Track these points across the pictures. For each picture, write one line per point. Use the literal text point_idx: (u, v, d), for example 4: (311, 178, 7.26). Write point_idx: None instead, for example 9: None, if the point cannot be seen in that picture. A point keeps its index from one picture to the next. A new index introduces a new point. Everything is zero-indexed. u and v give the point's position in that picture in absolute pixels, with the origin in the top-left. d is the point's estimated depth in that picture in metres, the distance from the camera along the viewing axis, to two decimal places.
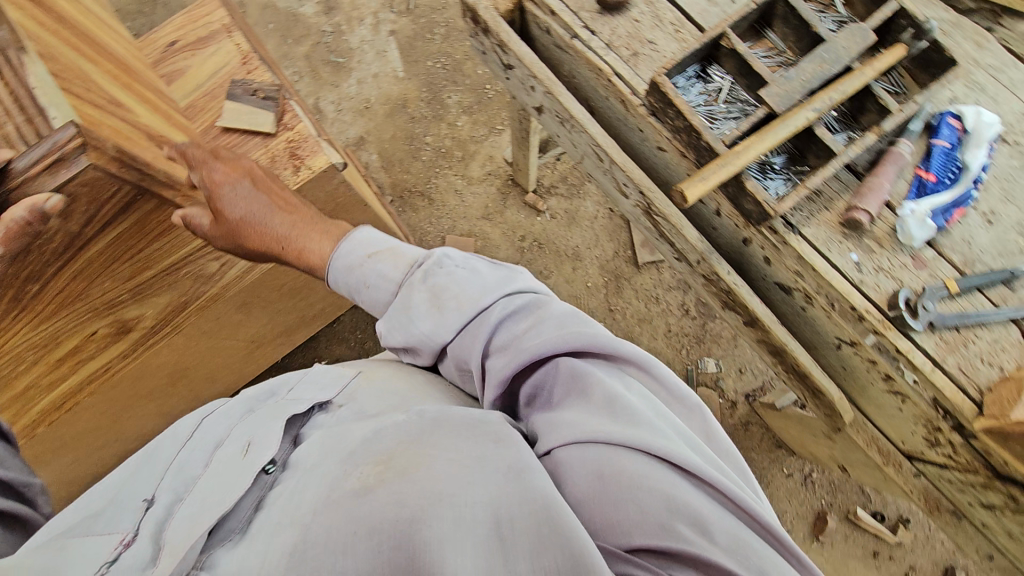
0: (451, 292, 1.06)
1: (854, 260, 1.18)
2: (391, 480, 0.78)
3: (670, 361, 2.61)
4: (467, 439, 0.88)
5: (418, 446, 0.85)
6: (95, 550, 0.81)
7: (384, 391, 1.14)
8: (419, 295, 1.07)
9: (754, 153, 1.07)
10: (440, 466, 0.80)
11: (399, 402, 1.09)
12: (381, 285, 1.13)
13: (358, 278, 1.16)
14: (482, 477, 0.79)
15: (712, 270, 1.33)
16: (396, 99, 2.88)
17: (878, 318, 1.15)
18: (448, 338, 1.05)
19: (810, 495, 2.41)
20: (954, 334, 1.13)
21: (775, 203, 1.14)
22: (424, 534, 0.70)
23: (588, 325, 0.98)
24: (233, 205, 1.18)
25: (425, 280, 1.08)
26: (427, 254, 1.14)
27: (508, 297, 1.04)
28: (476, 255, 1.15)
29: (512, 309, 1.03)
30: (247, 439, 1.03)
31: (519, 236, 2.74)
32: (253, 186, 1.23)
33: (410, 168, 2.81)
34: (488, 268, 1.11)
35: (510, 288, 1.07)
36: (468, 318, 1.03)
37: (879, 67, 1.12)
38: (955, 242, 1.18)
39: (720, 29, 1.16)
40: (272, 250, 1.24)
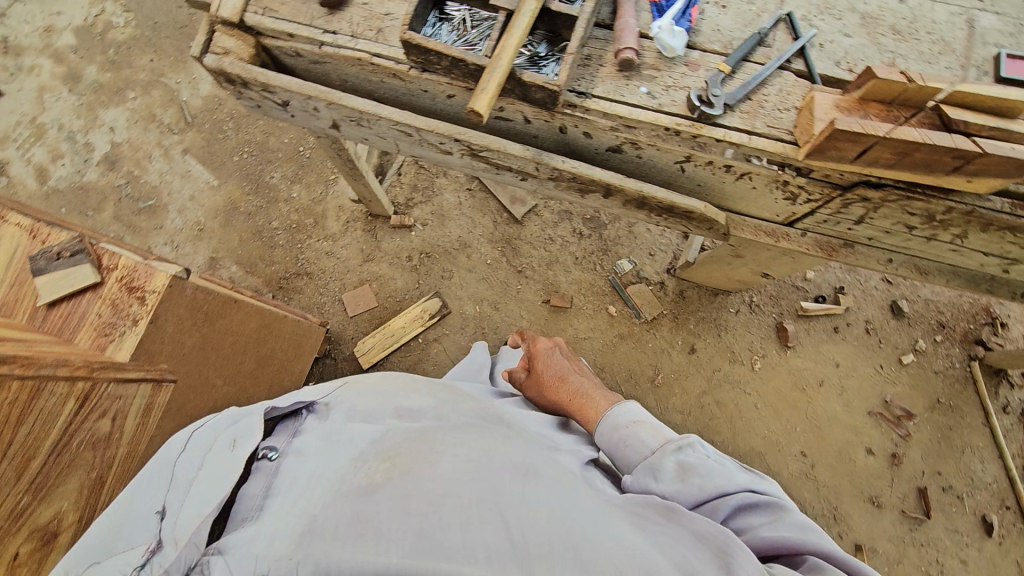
0: (699, 474, 1.22)
1: (646, 91, 1.32)
2: (397, 477, 1.04)
3: (593, 281, 2.75)
4: (465, 446, 1.16)
5: (417, 450, 1.12)
6: (129, 558, 1.02)
7: (382, 404, 1.38)
8: (666, 467, 1.25)
9: (511, 49, 1.16)
10: (440, 464, 1.08)
11: (396, 411, 1.35)
12: (639, 449, 1.35)
13: (621, 439, 1.40)
14: (484, 467, 1.09)
15: (551, 168, 1.43)
16: (224, 205, 2.82)
17: (689, 125, 1.30)
18: (681, 506, 1.20)
19: (761, 317, 2.68)
20: (749, 103, 1.31)
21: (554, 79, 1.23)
22: (432, 504, 1.00)
23: (808, 527, 1.11)
24: (549, 365, 1.77)
25: (678, 463, 1.26)
26: (683, 438, 1.31)
27: (750, 496, 1.18)
28: (727, 458, 1.29)
29: (751, 506, 1.17)
30: (244, 423, 1.29)
31: (406, 257, 2.76)
32: (566, 359, 1.81)
33: (274, 258, 2.75)
34: (737, 469, 1.26)
35: (753, 488, 1.20)
36: (707, 498, 1.18)
37: None
38: (708, 36, 1.35)
39: None
40: (562, 399, 1.65)
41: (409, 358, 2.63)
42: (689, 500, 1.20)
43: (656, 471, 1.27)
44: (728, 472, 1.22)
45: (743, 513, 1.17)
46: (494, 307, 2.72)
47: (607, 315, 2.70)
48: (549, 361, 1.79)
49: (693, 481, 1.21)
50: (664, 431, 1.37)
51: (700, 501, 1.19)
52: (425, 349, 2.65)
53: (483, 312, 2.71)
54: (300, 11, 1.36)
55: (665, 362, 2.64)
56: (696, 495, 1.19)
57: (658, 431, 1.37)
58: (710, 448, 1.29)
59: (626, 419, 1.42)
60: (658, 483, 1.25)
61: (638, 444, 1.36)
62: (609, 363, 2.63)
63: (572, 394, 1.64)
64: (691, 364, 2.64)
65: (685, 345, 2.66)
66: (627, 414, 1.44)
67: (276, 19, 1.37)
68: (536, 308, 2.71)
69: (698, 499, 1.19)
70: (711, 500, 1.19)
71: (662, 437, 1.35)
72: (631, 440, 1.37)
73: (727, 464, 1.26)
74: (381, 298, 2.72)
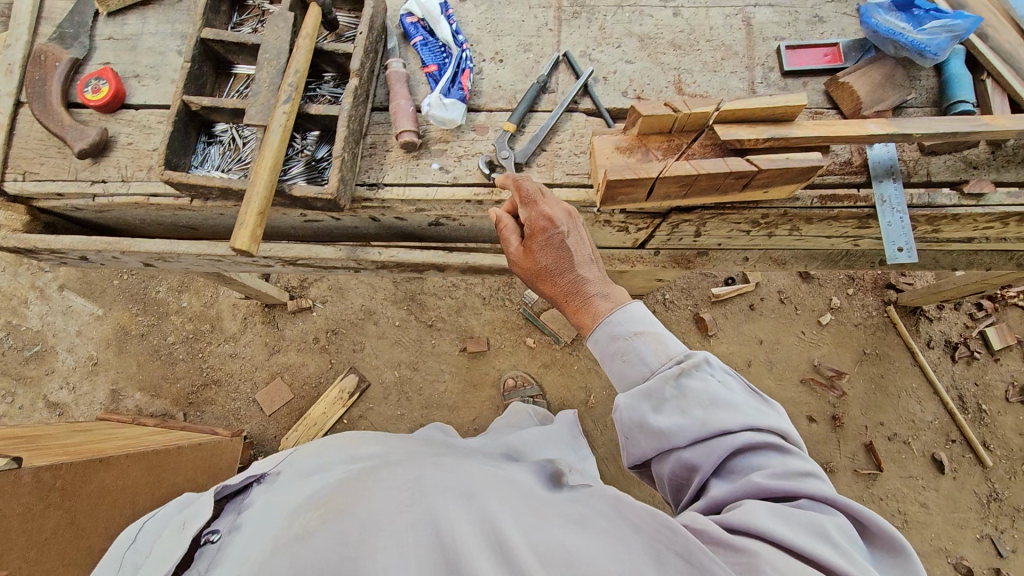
0: (697, 404, 0.91)
1: (439, 168, 1.26)
2: (331, 523, 0.79)
3: (505, 317, 2.70)
4: (422, 473, 0.91)
5: (360, 496, 0.85)
6: None
7: (338, 456, 1.13)
8: (661, 395, 0.94)
9: (268, 170, 1.08)
10: (389, 503, 0.82)
11: (352, 460, 1.10)
12: (632, 366, 1.01)
13: (616, 349, 1.03)
14: (451, 504, 0.81)
15: (370, 260, 1.35)
16: (114, 333, 2.68)
17: (487, 191, 1.24)
18: (672, 447, 0.91)
19: (678, 312, 2.67)
20: (544, 155, 1.26)
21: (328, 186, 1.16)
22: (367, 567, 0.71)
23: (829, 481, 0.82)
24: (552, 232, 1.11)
25: (671, 391, 0.94)
26: (687, 352, 0.98)
27: (754, 433, 0.88)
28: (736, 376, 0.98)
29: (757, 446, 0.87)
30: (194, 506, 1.03)
31: (313, 340, 2.67)
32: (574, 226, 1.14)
33: (178, 374, 2.63)
34: (748, 396, 0.94)
35: (761, 424, 0.89)
36: (703, 434, 0.89)
37: (309, 33, 1.19)
38: (491, 95, 1.30)
39: (177, 101, 1.18)
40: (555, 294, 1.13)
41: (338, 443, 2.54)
42: (685, 439, 0.90)
43: (655, 399, 0.95)
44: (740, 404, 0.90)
45: (750, 454, 0.88)
46: (413, 368, 2.64)
47: (526, 348, 2.65)
48: (552, 251, 1.10)
49: (688, 416, 0.91)
50: (670, 343, 1.01)
51: (701, 441, 0.89)
52: (352, 429, 2.56)
53: (403, 377, 2.63)
54: (64, 166, 1.27)
55: (595, 381, 2.59)
56: (692, 432, 0.89)
57: (662, 343, 1.00)
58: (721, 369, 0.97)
59: (626, 327, 1.03)
60: (648, 415, 0.94)
61: (638, 361, 1.00)
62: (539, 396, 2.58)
63: (569, 292, 1.11)
64: None
65: None
66: (635, 322, 1.04)
67: (38, 182, 1.26)
68: (455, 359, 2.65)
69: (698, 437, 0.89)
70: (711, 439, 0.89)
71: (666, 352, 0.99)
72: (629, 358, 1.01)
73: (737, 391, 0.94)
74: (296, 389, 2.62)
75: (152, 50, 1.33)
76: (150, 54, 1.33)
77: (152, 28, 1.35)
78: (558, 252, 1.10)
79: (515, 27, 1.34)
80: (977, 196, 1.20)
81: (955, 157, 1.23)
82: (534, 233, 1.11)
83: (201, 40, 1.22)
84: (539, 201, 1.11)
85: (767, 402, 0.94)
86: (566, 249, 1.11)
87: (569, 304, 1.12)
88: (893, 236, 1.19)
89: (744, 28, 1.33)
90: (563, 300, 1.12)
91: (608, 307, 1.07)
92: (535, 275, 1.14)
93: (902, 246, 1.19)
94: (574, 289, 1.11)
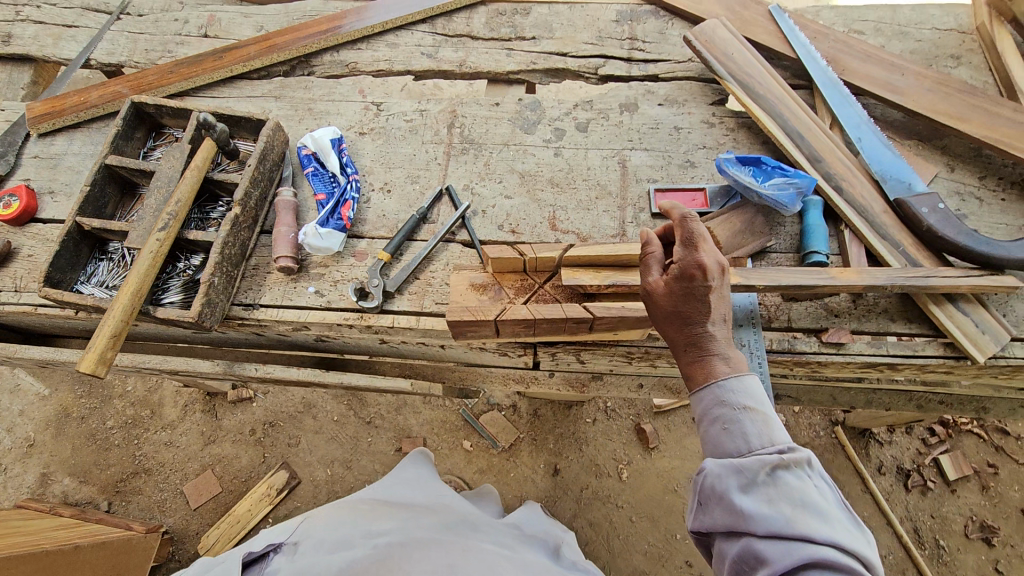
0: (788, 500, 0.84)
1: (314, 291, 1.30)
2: None
3: (444, 418, 2.67)
4: (435, 555, 1.21)
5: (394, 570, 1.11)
6: None
7: (354, 518, 1.40)
8: (751, 471, 0.87)
9: (131, 293, 1.13)
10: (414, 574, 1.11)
11: (366, 524, 1.36)
12: (729, 435, 0.93)
13: (721, 414, 0.94)
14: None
15: (247, 374, 1.36)
16: (55, 415, 2.68)
17: (356, 316, 1.27)
18: (748, 530, 0.84)
19: (619, 421, 2.62)
20: (417, 283, 1.30)
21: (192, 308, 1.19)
22: None
23: None
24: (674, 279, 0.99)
25: (766, 475, 0.87)
26: (796, 449, 0.90)
27: (839, 552, 0.79)
28: (836, 494, 0.90)
29: (839, 565, 0.78)
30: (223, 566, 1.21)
31: (249, 432, 2.65)
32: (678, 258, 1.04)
33: (109, 462, 2.59)
34: (844, 516, 0.86)
35: (851, 545, 0.81)
36: (786, 533, 0.81)
37: (200, 163, 1.28)
38: (374, 223, 1.36)
39: (70, 221, 1.25)
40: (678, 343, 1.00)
41: None
42: (764, 529, 0.83)
43: (745, 478, 0.87)
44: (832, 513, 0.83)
45: (827, 569, 0.79)
46: (346, 466, 2.57)
47: (462, 451, 2.59)
48: (693, 303, 0.96)
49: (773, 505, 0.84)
50: (779, 432, 0.92)
51: (779, 535, 0.81)
52: None
53: (335, 475, 2.56)
54: None
55: (530, 490, 2.49)
56: (775, 522, 0.82)
57: (770, 428, 0.92)
58: (824, 481, 0.89)
59: (736, 399, 0.94)
60: (732, 490, 0.87)
61: (740, 438, 0.92)
62: None
63: (691, 343, 0.98)
64: (557, 487, 2.50)
65: (548, 467, 2.54)
66: (750, 397, 0.94)
67: None
68: (389, 459, 2.59)
69: (779, 532, 0.81)
70: (793, 539, 0.81)
71: (772, 438, 0.91)
72: (731, 430, 0.93)
73: (833, 504, 0.86)
74: (225, 482, 2.56)
75: (70, 169, 1.42)
76: (69, 172, 1.41)
77: (74, 148, 1.45)
78: (699, 299, 0.96)
79: (406, 161, 1.43)
80: (836, 345, 1.20)
81: (816, 304, 1.24)
82: (679, 274, 0.97)
83: (106, 164, 1.31)
84: (699, 246, 0.98)
85: (861, 525, 0.86)
86: (706, 305, 0.97)
87: (692, 355, 0.99)
88: None
89: (620, 170, 1.40)
90: (687, 348, 0.99)
91: (728, 371, 0.96)
92: (660, 313, 1.00)
93: None
94: (698, 345, 0.98)
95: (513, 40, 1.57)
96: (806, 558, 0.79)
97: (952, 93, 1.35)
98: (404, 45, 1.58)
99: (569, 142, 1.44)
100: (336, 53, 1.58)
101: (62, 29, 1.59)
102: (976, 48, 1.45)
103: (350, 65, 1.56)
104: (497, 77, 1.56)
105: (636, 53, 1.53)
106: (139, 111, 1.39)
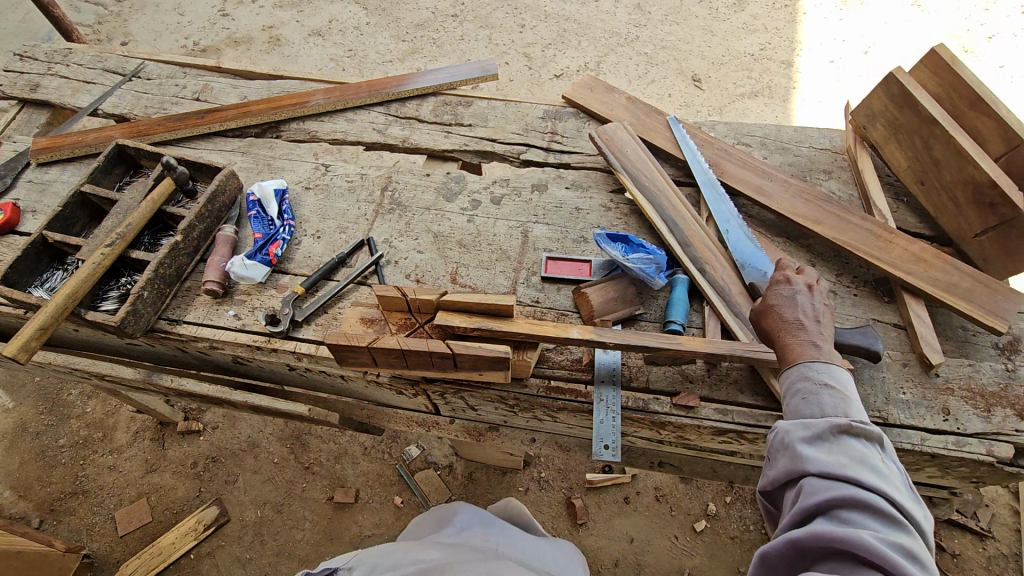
0: (845, 454, 0.92)
1: (233, 314, 1.47)
2: None
3: (380, 472, 2.70)
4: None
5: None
6: None
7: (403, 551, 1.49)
8: (816, 427, 0.96)
9: (65, 294, 1.31)
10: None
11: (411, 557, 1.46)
12: (805, 404, 1.03)
13: (802, 393, 1.05)
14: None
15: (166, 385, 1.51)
16: (12, 427, 2.79)
17: (264, 339, 1.42)
18: (804, 468, 0.93)
19: (552, 494, 2.63)
20: (325, 316, 1.46)
21: (115, 317, 1.36)
22: None
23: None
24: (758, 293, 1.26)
25: (830, 433, 0.95)
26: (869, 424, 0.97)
27: (881, 504, 0.87)
28: (903, 475, 0.95)
29: (878, 512, 0.87)
30: None
31: (191, 464, 2.71)
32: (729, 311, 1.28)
33: (51, 479, 2.66)
34: (902, 486, 0.92)
35: (897, 501, 0.88)
36: (841, 475, 0.90)
37: (156, 196, 1.51)
38: (299, 263, 1.55)
39: (37, 233, 1.46)
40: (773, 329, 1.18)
41: None
42: (817, 468, 0.92)
43: (813, 432, 0.96)
44: (890, 473, 0.90)
45: (867, 512, 0.87)
46: (277, 510, 2.60)
47: (393, 507, 2.60)
48: (780, 297, 1.21)
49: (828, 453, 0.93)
50: (857, 407, 1.00)
51: (832, 474, 0.90)
52: (195, 566, 2.46)
53: (264, 517, 2.58)
54: None
55: None
56: (827, 464, 0.92)
57: (848, 404, 1.01)
58: (891, 459, 0.95)
59: (820, 376, 1.05)
60: (797, 439, 0.97)
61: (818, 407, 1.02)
62: None
63: (786, 329, 1.16)
64: None
65: None
66: (833, 377, 1.05)
67: None
68: (320, 507, 2.60)
69: (833, 472, 0.91)
70: (847, 483, 0.89)
71: (846, 410, 1.00)
72: (810, 400, 1.03)
73: (895, 475, 0.93)
74: (156, 514, 2.59)
75: (54, 194, 1.66)
76: (52, 196, 1.66)
77: (63, 178, 1.70)
78: (781, 304, 1.20)
79: (339, 215, 1.65)
80: (686, 408, 1.31)
81: (672, 371, 1.36)
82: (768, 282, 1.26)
83: (81, 192, 1.55)
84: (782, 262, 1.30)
85: (920, 502, 0.92)
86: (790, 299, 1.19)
87: (783, 338, 1.15)
88: (601, 433, 1.30)
89: (521, 239, 1.59)
90: (779, 335, 1.17)
91: (818, 355, 1.09)
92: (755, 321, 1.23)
93: (607, 443, 1.29)
94: (782, 335, 1.15)
95: (452, 125, 1.84)
96: (851, 498, 0.88)
97: (813, 200, 1.53)
98: (360, 121, 1.85)
99: (483, 212, 1.65)
100: (302, 122, 1.85)
101: (80, 83, 1.92)
102: (846, 166, 1.65)
103: (311, 133, 1.83)
104: (434, 154, 1.80)
105: (554, 145, 1.77)
106: (122, 151, 1.65)
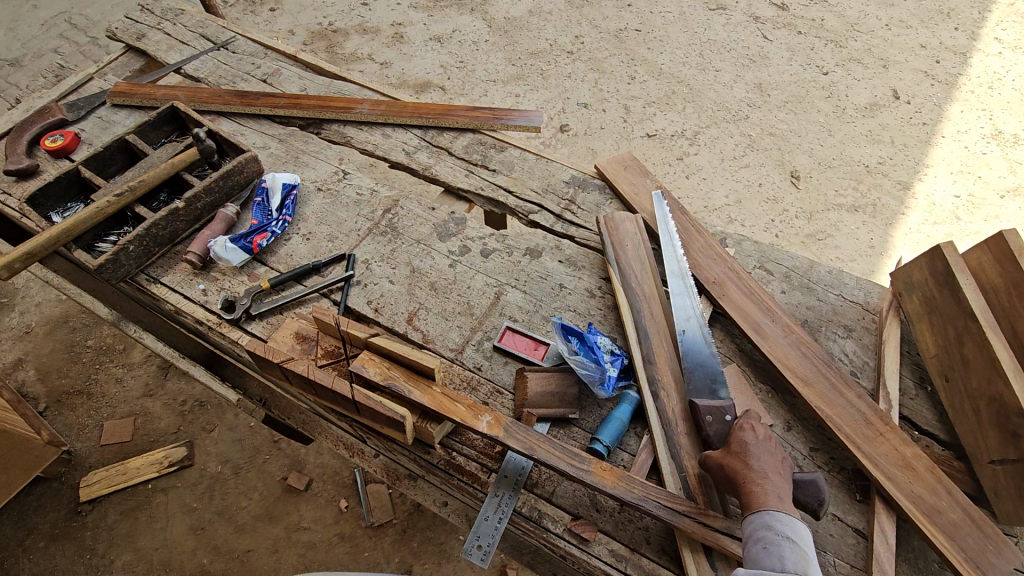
0: None
1: (202, 288, 1.53)
2: None
3: (338, 470, 2.69)
4: None
5: None
6: None
7: None
8: None
9: (59, 229, 1.44)
10: None
11: None
12: (763, 553, 1.01)
13: (765, 539, 1.02)
14: None
15: None
16: (58, 316, 3.12)
17: (216, 321, 1.47)
18: None
19: None
20: (279, 316, 1.49)
21: (96, 260, 1.47)
22: None
23: None
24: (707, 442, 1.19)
25: None
26: None
27: None
28: None
29: None
30: None
31: (182, 400, 2.88)
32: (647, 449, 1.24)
33: (69, 373, 2.94)
34: None
35: None
36: None
37: (177, 162, 1.62)
38: (280, 258, 1.59)
39: (72, 166, 1.62)
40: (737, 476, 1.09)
41: (127, 503, 2.58)
42: None
43: None
44: None
45: None
46: (235, 470, 2.69)
47: (336, 508, 2.59)
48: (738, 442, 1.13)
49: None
50: (813, 569, 0.99)
51: None
52: (148, 496, 2.60)
53: (222, 473, 2.68)
54: None
55: None
56: None
57: (806, 562, 1.00)
58: None
59: (784, 527, 1.02)
60: None
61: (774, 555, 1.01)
62: (314, 561, 2.47)
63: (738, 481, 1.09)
64: None
65: (402, 564, 2.47)
66: (794, 534, 1.03)
67: None
68: (272, 483, 2.66)
69: None
70: None
71: (805, 569, 0.98)
72: (769, 550, 1.01)
73: None
74: (136, 435, 2.77)
75: (111, 133, 1.84)
76: (109, 135, 1.84)
77: (127, 122, 1.88)
78: (745, 449, 1.12)
79: (336, 223, 1.68)
80: (579, 538, 1.19)
81: (583, 492, 1.24)
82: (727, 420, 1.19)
83: (124, 139, 1.70)
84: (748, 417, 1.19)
85: None
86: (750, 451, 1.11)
87: (743, 485, 1.08)
88: (479, 531, 1.21)
89: (492, 299, 1.53)
90: (738, 481, 1.09)
91: (781, 506, 1.05)
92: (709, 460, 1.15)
93: (479, 545, 1.20)
94: (746, 484, 1.08)
95: (477, 166, 1.82)
96: None
97: (811, 356, 1.35)
98: (395, 139, 1.89)
99: (467, 261, 1.60)
100: (344, 126, 1.93)
101: (177, 43, 2.13)
102: (872, 328, 1.44)
103: (348, 138, 1.90)
104: (450, 189, 1.80)
105: (566, 213, 1.70)
106: (174, 113, 1.79)
